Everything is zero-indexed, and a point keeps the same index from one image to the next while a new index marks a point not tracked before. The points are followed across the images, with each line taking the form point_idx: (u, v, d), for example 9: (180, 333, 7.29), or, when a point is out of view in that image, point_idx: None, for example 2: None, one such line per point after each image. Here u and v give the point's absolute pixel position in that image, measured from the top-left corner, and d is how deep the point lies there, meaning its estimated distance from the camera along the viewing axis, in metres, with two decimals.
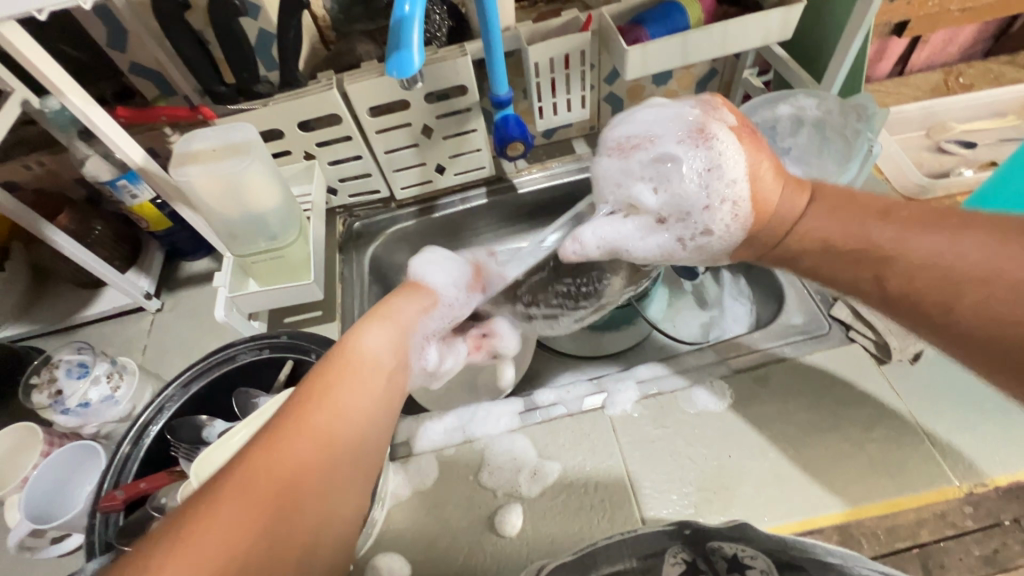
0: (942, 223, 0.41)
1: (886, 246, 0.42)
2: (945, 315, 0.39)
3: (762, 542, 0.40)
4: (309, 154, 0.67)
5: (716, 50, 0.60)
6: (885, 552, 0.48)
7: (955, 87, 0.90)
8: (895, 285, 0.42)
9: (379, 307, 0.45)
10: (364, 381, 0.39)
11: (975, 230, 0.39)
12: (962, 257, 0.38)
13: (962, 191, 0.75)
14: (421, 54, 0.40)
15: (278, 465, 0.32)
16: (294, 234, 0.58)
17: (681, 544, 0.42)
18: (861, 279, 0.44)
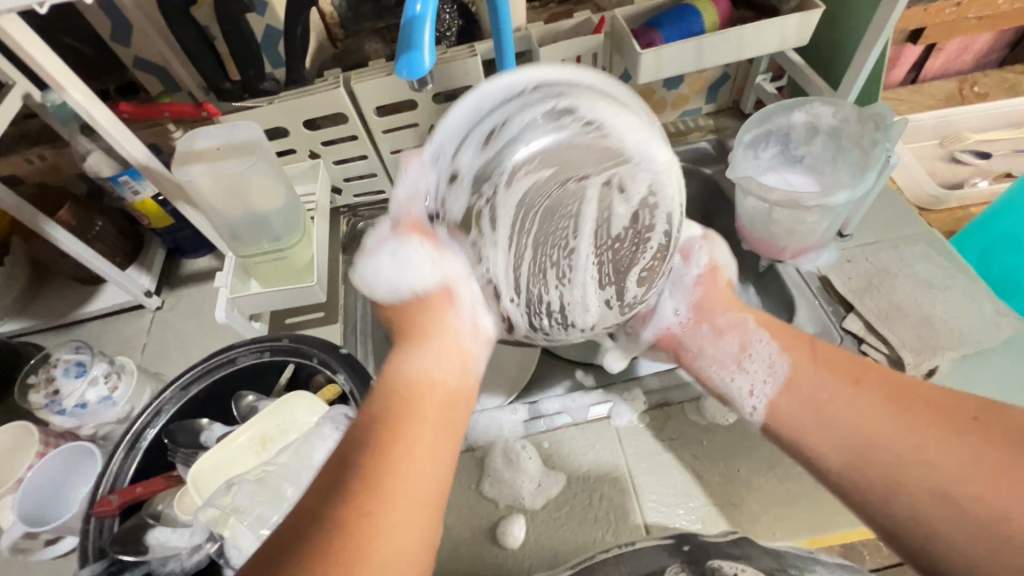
0: (905, 407, 0.37)
1: (830, 400, 0.40)
2: (880, 479, 0.35)
3: (763, 563, 0.39)
4: (314, 153, 0.66)
5: (731, 55, 0.59)
6: (884, 566, 0.47)
7: (969, 96, 0.89)
8: (835, 459, 0.38)
9: (412, 330, 0.42)
10: (427, 400, 0.37)
11: (926, 411, 0.36)
12: (941, 458, 0.34)
13: (976, 203, 0.74)
14: (432, 55, 0.39)
15: (366, 490, 0.31)
16: (297, 236, 0.56)
17: (680, 563, 0.40)
18: (801, 439, 0.40)
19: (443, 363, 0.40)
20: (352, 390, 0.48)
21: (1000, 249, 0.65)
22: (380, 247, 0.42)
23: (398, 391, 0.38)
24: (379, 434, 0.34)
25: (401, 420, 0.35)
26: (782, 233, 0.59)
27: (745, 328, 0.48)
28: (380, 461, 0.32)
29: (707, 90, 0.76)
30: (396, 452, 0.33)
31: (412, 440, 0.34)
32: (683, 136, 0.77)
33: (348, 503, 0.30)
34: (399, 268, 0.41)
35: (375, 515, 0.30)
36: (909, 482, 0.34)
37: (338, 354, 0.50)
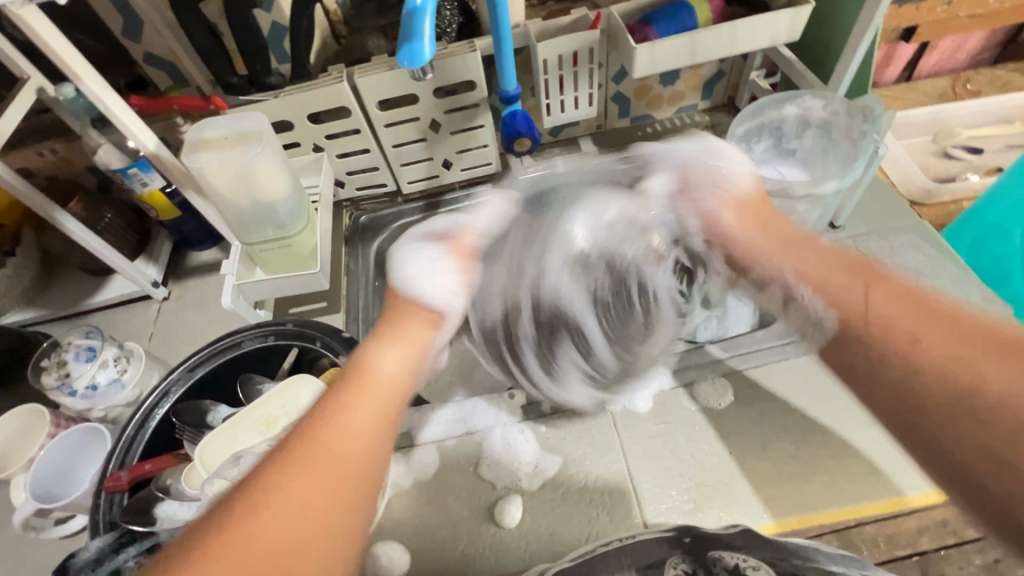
0: (939, 317, 0.32)
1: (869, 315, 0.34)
2: (926, 418, 0.30)
3: (765, 555, 0.40)
4: (318, 146, 0.68)
5: (724, 50, 0.60)
6: (885, 559, 0.47)
7: (962, 93, 0.90)
8: (865, 367, 0.34)
9: (391, 327, 0.40)
10: (373, 406, 0.34)
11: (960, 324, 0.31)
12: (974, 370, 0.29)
13: (967, 196, 0.75)
14: (432, 46, 0.41)
15: (304, 514, 0.28)
16: (302, 223, 0.58)
17: (681, 554, 0.41)
18: (844, 349, 0.35)
19: (411, 366, 0.38)
20: None
21: (992, 240, 0.66)
22: (413, 251, 0.45)
23: (354, 389, 0.34)
24: (319, 431, 0.31)
25: (324, 442, 0.31)
26: None
27: (782, 272, 0.40)
28: (283, 482, 0.29)
29: (702, 86, 0.78)
30: (303, 471, 0.29)
31: (331, 458, 0.30)
32: (679, 132, 0.79)
33: (245, 532, 0.27)
34: (437, 270, 0.43)
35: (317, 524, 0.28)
36: (944, 405, 0.29)
37: (340, 338, 0.51)
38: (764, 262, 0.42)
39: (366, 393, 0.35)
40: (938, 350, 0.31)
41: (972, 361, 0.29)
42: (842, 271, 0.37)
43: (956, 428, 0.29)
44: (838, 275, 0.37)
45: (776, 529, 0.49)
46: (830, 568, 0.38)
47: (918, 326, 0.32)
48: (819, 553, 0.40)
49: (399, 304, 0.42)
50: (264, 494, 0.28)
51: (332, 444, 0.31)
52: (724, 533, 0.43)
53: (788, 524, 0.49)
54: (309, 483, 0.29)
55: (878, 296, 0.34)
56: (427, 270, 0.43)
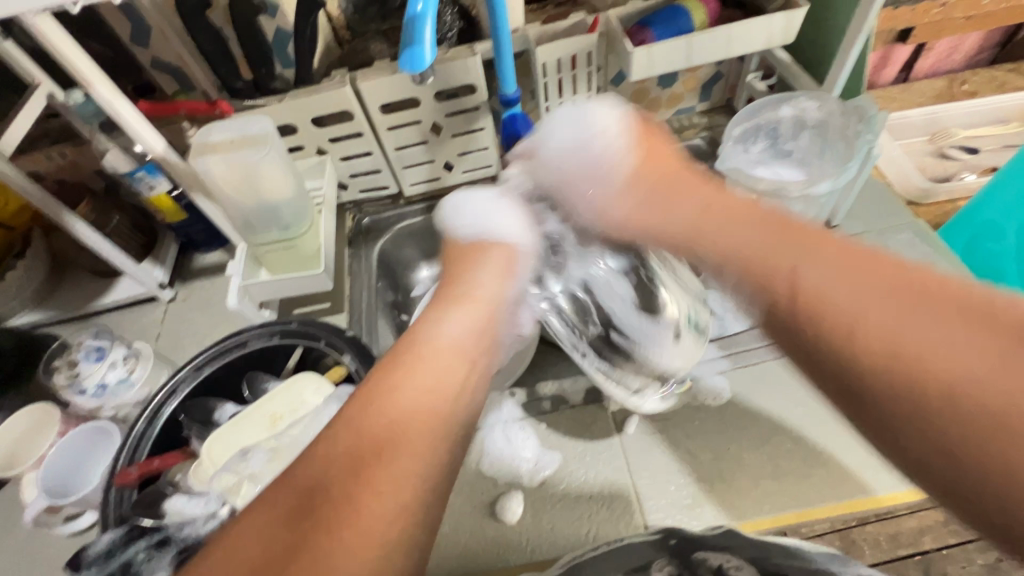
0: (927, 301, 0.29)
1: (919, 355, 0.28)
2: (923, 429, 0.27)
3: (747, 553, 0.41)
4: (321, 149, 0.69)
5: (719, 52, 0.61)
6: (885, 559, 0.47)
7: (958, 94, 0.91)
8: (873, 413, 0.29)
9: (443, 300, 0.44)
10: (443, 371, 0.37)
11: (966, 320, 0.28)
12: (970, 365, 0.26)
13: (964, 196, 0.76)
14: (433, 50, 0.41)
15: (354, 473, 0.30)
16: (305, 225, 0.59)
17: (667, 556, 0.42)
18: (841, 375, 0.30)
19: (471, 330, 0.41)
20: (357, 369, 0.51)
21: (986, 237, 0.67)
22: (502, 206, 0.55)
23: (416, 355, 0.37)
24: (390, 391, 0.34)
25: (416, 411, 0.34)
26: None
27: (719, 252, 0.40)
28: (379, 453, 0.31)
29: (700, 88, 0.79)
30: (394, 445, 0.32)
31: (420, 435, 0.33)
32: (678, 133, 0.81)
33: (343, 490, 0.29)
34: (489, 211, 0.54)
35: (350, 499, 0.29)
36: (887, 368, 0.28)
37: (344, 336, 0.52)
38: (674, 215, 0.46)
39: (423, 363, 0.37)
40: (921, 338, 0.28)
41: (952, 334, 0.28)
42: (782, 246, 0.36)
43: (881, 385, 0.28)
44: (824, 270, 0.33)
45: (773, 524, 0.49)
46: (816, 565, 0.39)
47: (906, 321, 0.29)
48: (806, 550, 0.41)
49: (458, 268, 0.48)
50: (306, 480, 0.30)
51: (408, 407, 0.34)
52: (710, 533, 0.43)
53: (786, 518, 0.49)
54: (357, 459, 0.31)
55: (812, 266, 0.34)
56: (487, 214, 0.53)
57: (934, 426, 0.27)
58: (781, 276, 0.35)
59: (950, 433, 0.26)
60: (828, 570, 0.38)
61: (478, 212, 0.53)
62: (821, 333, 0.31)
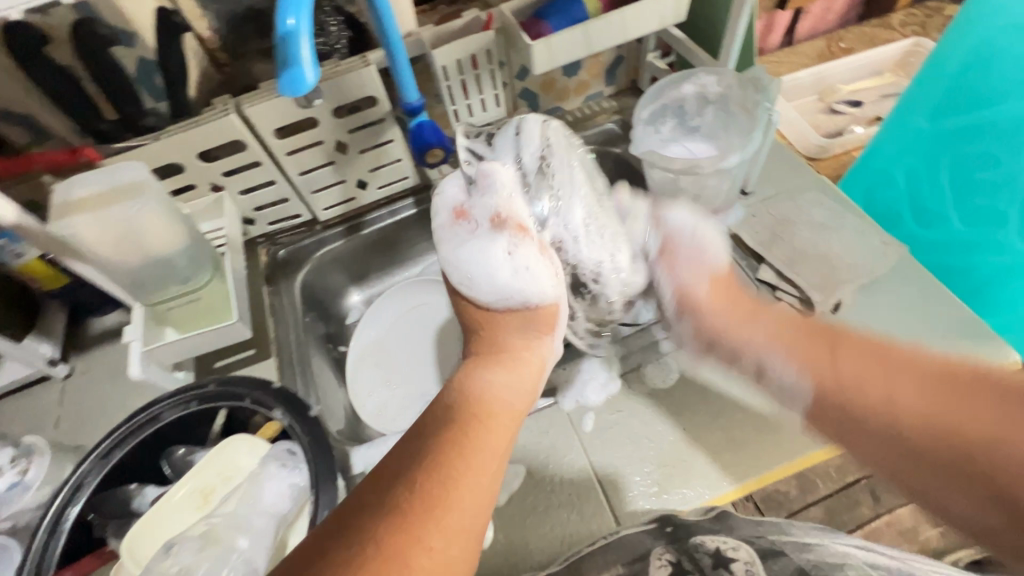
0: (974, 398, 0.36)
1: (982, 449, 0.34)
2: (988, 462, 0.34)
3: (742, 534, 0.42)
4: (216, 186, 0.64)
5: (617, 37, 0.61)
6: (840, 487, 0.51)
7: (837, 52, 0.97)
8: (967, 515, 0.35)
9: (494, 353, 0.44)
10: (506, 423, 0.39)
11: (910, 375, 0.39)
12: (974, 417, 0.35)
13: (855, 147, 0.82)
14: (314, 70, 0.38)
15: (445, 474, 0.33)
16: (208, 272, 0.55)
17: (665, 544, 0.42)
18: (933, 454, 0.36)
19: (520, 392, 0.42)
20: (290, 424, 0.46)
21: (881, 186, 0.69)
22: (482, 242, 0.45)
23: (478, 400, 0.39)
24: (478, 416, 0.38)
25: (488, 416, 0.38)
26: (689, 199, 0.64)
27: (755, 348, 0.49)
28: (451, 469, 0.34)
29: (604, 73, 0.80)
30: (465, 454, 0.35)
31: (484, 452, 0.36)
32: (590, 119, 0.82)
33: (401, 506, 0.31)
34: (505, 270, 0.45)
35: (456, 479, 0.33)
36: (947, 450, 0.36)
37: (271, 391, 0.48)
38: (734, 336, 0.50)
39: (487, 413, 0.38)
40: (969, 418, 0.35)
41: (975, 398, 0.36)
42: (809, 344, 0.45)
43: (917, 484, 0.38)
44: (862, 365, 0.41)
45: (734, 495, 0.50)
46: (806, 541, 0.41)
47: (890, 379, 0.40)
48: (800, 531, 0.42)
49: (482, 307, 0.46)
50: (397, 469, 0.33)
51: (491, 429, 0.37)
52: (702, 518, 0.44)
53: (748, 486, 0.51)
54: (449, 454, 0.34)
55: (846, 356, 0.42)
56: (494, 280, 0.45)
57: (991, 471, 0.34)
58: (852, 408, 0.41)
59: (993, 460, 0.34)
60: (817, 544, 0.41)
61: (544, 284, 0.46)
62: (861, 411, 0.40)
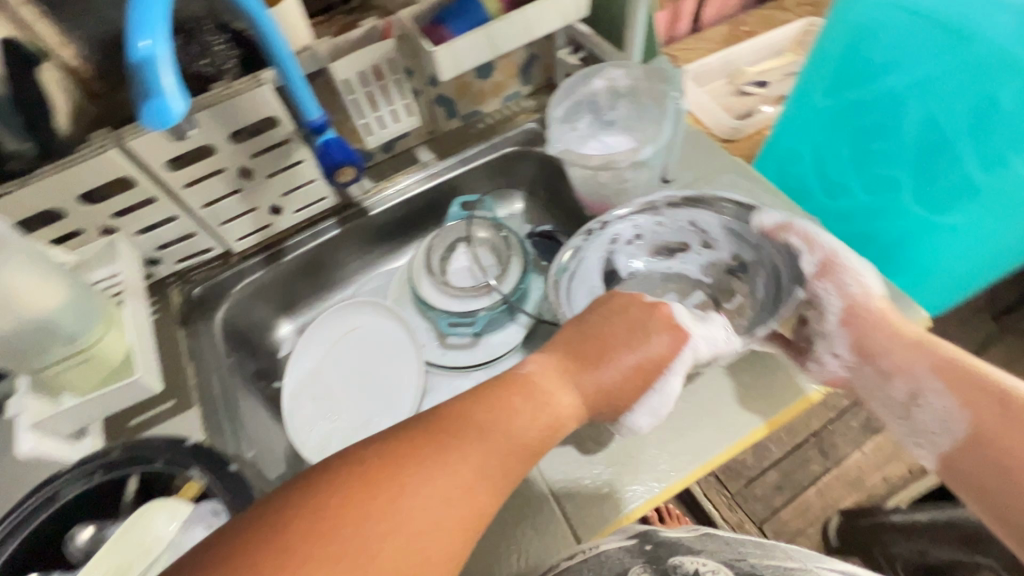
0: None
1: None
2: None
3: (719, 555, 0.43)
4: (107, 228, 0.58)
5: (522, 37, 0.60)
6: None
7: (741, 36, 1.00)
8: None
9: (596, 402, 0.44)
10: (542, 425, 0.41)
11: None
12: None
13: (765, 125, 0.85)
14: (182, 97, 0.34)
15: (451, 435, 0.37)
16: (100, 328, 0.48)
17: (643, 562, 0.42)
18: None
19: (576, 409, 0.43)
20: (210, 479, 0.44)
21: (791, 163, 0.71)
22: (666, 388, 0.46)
23: (525, 386, 0.42)
24: (510, 401, 0.40)
25: (532, 416, 0.40)
26: (612, 194, 0.64)
27: (918, 374, 0.48)
28: (462, 434, 0.37)
29: (519, 72, 0.79)
30: (477, 429, 0.38)
31: (495, 446, 0.38)
32: (510, 120, 0.81)
33: (355, 480, 0.32)
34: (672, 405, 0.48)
35: (470, 441, 0.37)
36: None
37: (185, 447, 0.45)
38: (892, 358, 0.50)
39: (517, 397, 0.41)
40: None
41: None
42: (970, 379, 0.45)
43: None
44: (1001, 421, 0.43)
45: (682, 485, 0.51)
46: (787, 564, 0.42)
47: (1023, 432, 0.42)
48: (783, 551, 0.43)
49: (628, 388, 0.45)
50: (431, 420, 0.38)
51: (525, 425, 0.40)
52: (684, 539, 0.45)
53: (694, 474, 0.51)
54: (458, 416, 0.38)
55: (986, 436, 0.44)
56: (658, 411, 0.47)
57: None
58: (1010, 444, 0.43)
59: None
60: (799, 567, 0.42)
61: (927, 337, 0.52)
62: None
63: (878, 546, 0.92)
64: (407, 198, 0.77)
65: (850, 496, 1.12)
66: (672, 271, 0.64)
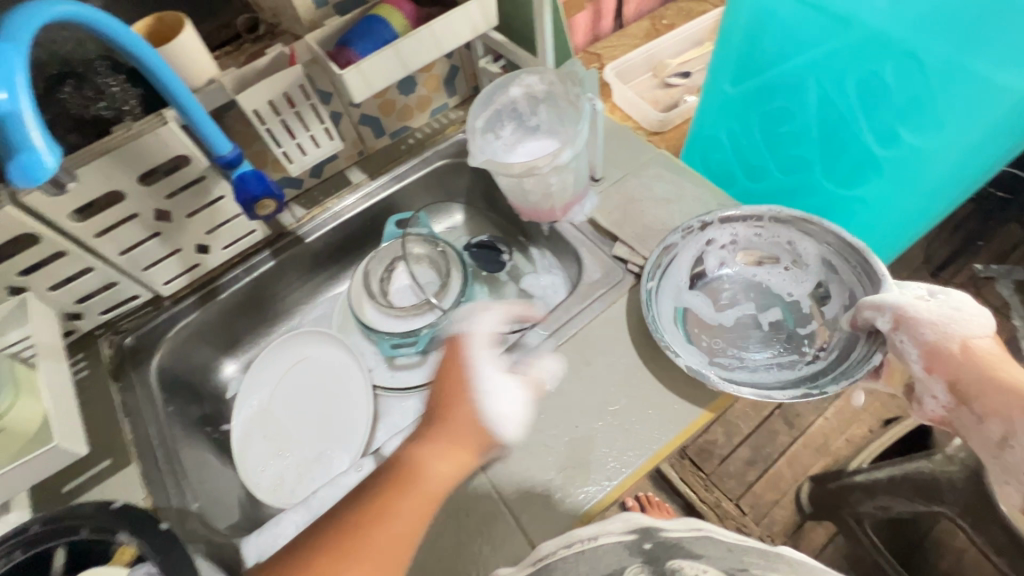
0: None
1: None
2: None
3: (720, 564, 0.47)
4: (15, 288, 0.55)
5: (432, 53, 0.60)
6: None
7: (662, 29, 1.02)
8: None
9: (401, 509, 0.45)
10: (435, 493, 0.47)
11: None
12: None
13: (691, 114, 0.87)
14: (54, 153, 0.33)
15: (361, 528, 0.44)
16: (8, 398, 0.45)
17: (641, 559, 0.47)
18: None
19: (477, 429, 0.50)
20: (140, 541, 0.43)
21: (713, 150, 0.74)
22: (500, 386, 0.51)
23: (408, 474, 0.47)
24: (375, 524, 0.44)
25: (405, 520, 0.44)
26: (543, 198, 0.64)
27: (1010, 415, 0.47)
28: (379, 512, 0.45)
29: (443, 85, 0.79)
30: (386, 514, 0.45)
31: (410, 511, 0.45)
32: (439, 133, 0.80)
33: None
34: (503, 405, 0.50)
35: (383, 518, 0.44)
36: None
37: (111, 511, 0.43)
38: (988, 401, 0.48)
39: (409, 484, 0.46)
40: None
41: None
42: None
43: None
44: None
45: (634, 479, 0.52)
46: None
47: None
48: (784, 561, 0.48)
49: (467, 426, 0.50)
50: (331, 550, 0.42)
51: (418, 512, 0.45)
52: (686, 537, 0.49)
53: (645, 467, 0.52)
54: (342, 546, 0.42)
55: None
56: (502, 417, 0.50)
57: None
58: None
59: None
60: None
61: (974, 308, 0.53)
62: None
63: (845, 508, 0.95)
64: (341, 221, 0.75)
65: (818, 462, 1.15)
66: (759, 279, 0.63)
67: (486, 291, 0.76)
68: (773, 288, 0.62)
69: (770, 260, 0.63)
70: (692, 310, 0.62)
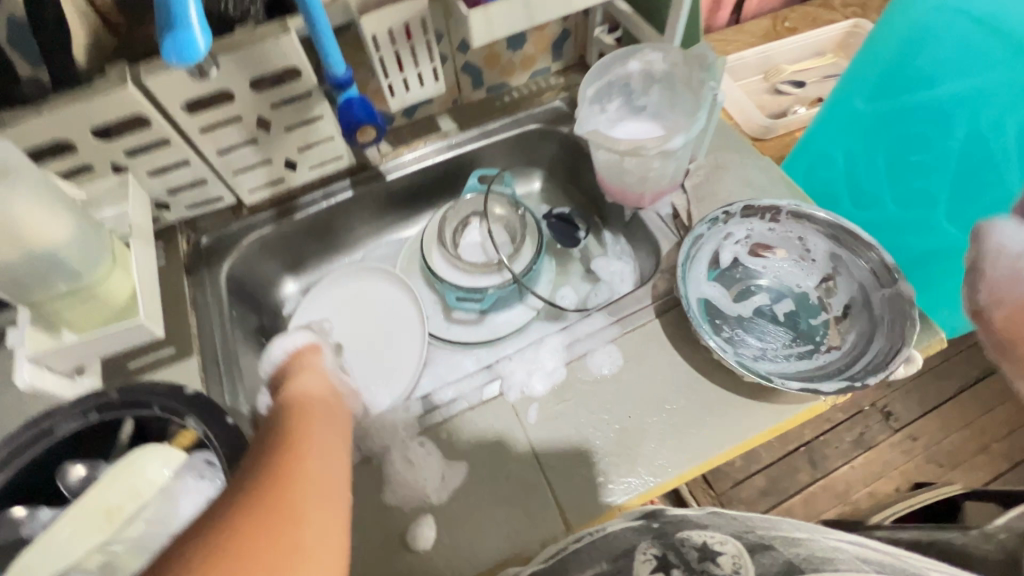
0: None
1: None
2: None
3: None
4: (118, 167, 0.57)
5: (560, 9, 0.57)
6: None
7: (781, 32, 0.95)
8: None
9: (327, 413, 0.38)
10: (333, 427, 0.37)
11: None
12: None
13: (799, 127, 0.82)
14: (205, 35, 0.33)
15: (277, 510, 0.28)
16: (105, 267, 0.47)
17: None
18: None
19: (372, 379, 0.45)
20: (204, 431, 0.44)
21: (821, 166, 0.70)
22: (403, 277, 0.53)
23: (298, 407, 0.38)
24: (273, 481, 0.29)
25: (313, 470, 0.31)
26: (637, 181, 0.62)
27: None
28: (280, 489, 0.29)
29: (551, 47, 0.76)
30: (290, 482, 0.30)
31: (329, 481, 0.32)
32: (536, 96, 0.78)
33: None
34: None
35: (301, 496, 0.29)
36: None
37: (184, 396, 0.45)
38: None
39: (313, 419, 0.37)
40: None
41: None
42: None
43: None
44: None
45: (678, 481, 0.51)
46: None
47: None
48: None
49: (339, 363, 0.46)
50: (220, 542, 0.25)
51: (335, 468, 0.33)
52: None
53: (691, 473, 0.51)
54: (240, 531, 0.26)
55: None
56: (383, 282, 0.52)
57: None
58: None
59: None
60: None
61: None
62: None
63: None
64: (424, 165, 0.75)
65: (834, 508, 1.11)
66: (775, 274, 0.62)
67: (553, 265, 0.74)
68: (784, 281, 0.61)
69: (788, 259, 0.61)
70: (710, 301, 0.60)
